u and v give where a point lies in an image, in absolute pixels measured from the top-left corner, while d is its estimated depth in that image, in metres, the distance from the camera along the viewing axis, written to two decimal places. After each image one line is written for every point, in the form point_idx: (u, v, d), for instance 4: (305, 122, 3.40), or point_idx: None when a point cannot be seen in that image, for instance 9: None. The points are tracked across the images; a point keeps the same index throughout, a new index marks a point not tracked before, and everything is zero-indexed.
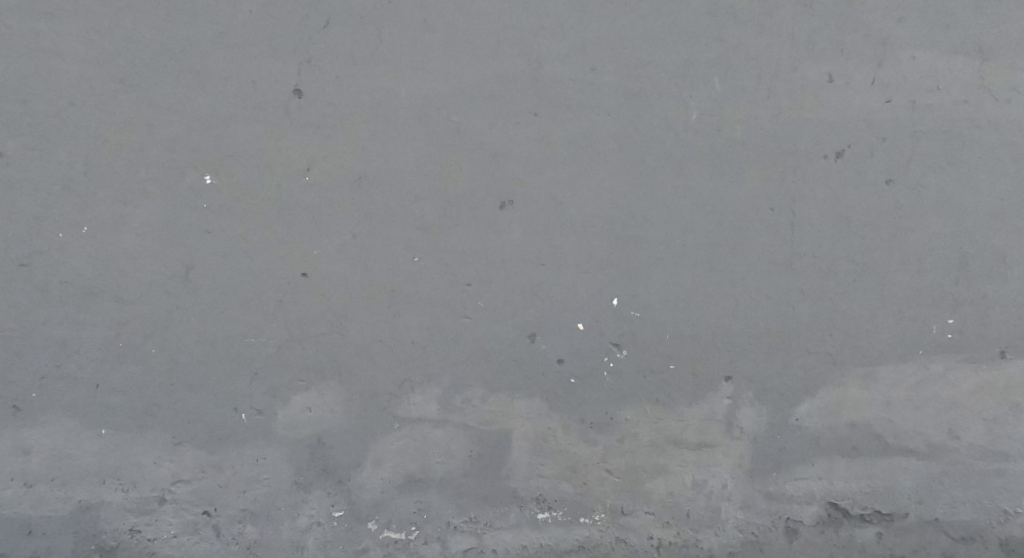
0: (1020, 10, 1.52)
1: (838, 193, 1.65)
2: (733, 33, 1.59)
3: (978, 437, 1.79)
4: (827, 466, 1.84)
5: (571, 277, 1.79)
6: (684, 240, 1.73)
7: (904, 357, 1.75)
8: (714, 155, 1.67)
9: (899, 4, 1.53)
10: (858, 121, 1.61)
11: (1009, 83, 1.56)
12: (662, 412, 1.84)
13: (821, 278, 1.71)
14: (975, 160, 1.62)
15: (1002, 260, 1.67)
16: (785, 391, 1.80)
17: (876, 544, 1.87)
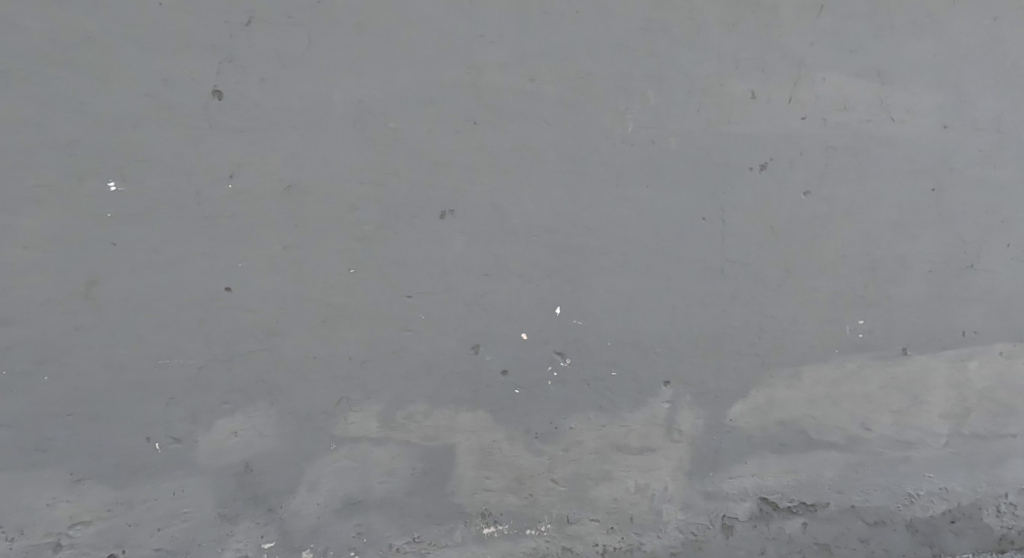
0: (915, 38, 1.69)
1: (763, 204, 1.77)
2: (665, 50, 1.67)
3: (888, 428, 1.95)
4: (758, 463, 1.95)
5: (514, 286, 1.80)
6: (624, 248, 1.79)
7: (824, 356, 1.88)
8: (650, 166, 1.74)
9: (813, 28, 1.66)
10: (778, 137, 1.73)
11: (905, 104, 1.74)
12: (605, 419, 1.88)
13: (749, 284, 1.81)
14: (879, 174, 1.78)
15: (904, 265, 1.83)
16: (720, 393, 1.89)
17: (802, 534, 2.01)
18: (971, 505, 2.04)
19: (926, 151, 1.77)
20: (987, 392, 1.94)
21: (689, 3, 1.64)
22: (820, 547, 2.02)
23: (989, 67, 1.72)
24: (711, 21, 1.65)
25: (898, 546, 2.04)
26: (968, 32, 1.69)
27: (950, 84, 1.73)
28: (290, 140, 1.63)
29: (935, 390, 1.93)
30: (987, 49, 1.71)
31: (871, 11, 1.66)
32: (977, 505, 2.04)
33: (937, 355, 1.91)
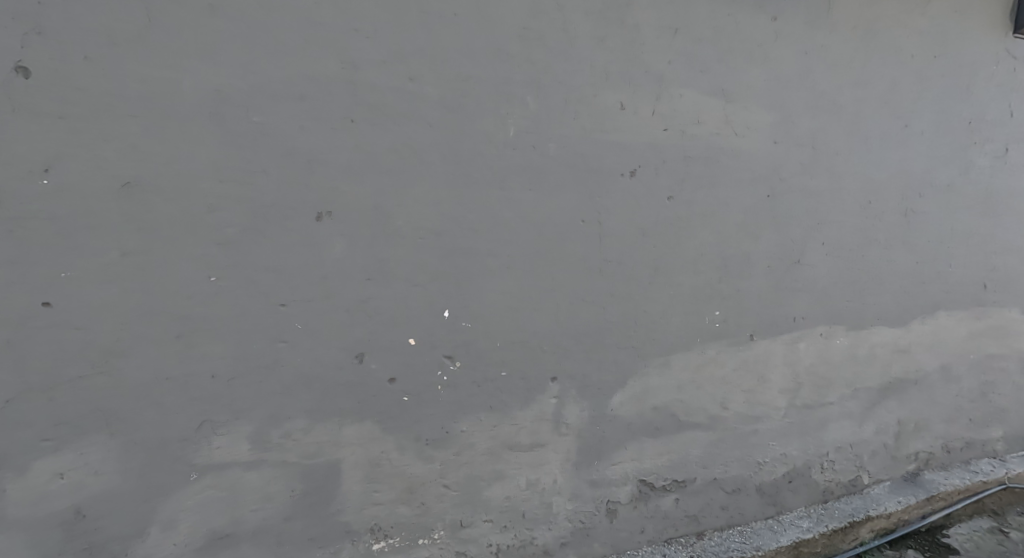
0: (748, 65, 1.97)
1: (636, 207, 1.94)
2: (541, 59, 1.79)
3: (742, 406, 2.20)
4: (636, 448, 2.09)
5: (400, 290, 1.75)
6: (510, 250, 1.84)
7: (688, 345, 2.09)
8: (531, 170, 1.82)
9: (668, 49, 1.89)
10: (644, 146, 1.91)
11: (745, 121, 2.00)
12: (496, 419, 1.91)
13: (624, 281, 1.97)
14: (727, 181, 2.02)
15: (750, 262, 2.10)
16: (601, 385, 2.01)
17: (675, 509, 2.17)
18: (805, 465, 2.32)
19: (762, 162, 2.05)
20: (814, 367, 2.28)
21: (561, 16, 1.79)
22: (689, 518, 2.18)
23: (804, 93, 2.06)
24: (582, 35, 1.81)
25: (751, 508, 2.27)
26: (786, 62, 2.01)
27: (777, 105, 2.03)
28: (131, 130, 1.43)
29: (776, 370, 2.22)
30: (800, 78, 2.05)
31: (713, 37, 1.92)
32: (810, 465, 2.33)
33: (776, 339, 2.20)
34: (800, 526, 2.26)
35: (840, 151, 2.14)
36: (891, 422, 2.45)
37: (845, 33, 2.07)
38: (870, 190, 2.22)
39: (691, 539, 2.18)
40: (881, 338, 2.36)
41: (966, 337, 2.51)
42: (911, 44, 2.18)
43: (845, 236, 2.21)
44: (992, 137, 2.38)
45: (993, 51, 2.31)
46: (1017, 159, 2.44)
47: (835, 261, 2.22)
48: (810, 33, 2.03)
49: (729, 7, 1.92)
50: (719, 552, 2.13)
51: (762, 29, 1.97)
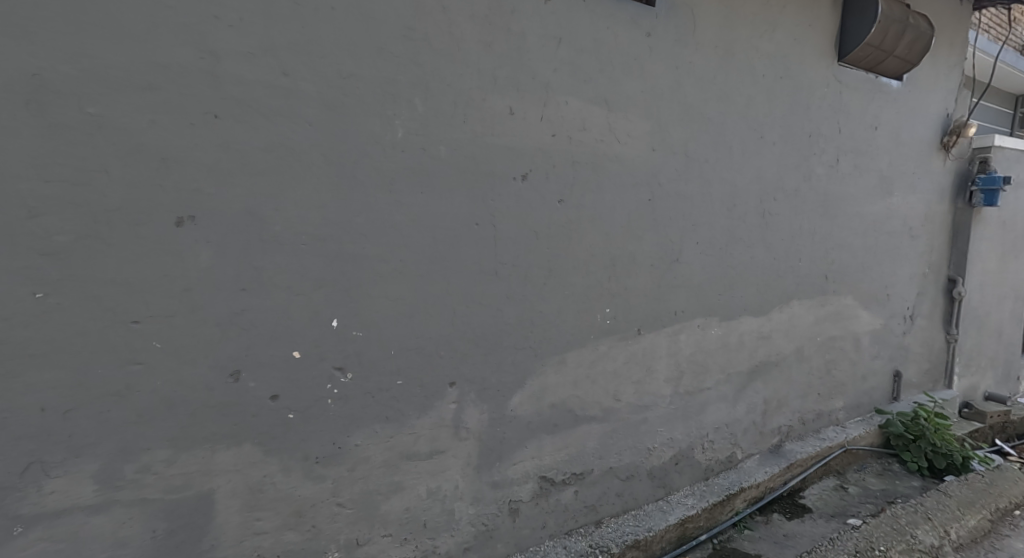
0: (624, 77, 2.13)
1: (526, 211, 2.01)
2: (428, 60, 1.79)
3: (632, 396, 2.34)
4: (536, 446, 2.14)
5: (282, 300, 1.64)
6: (403, 255, 1.81)
7: (581, 342, 2.18)
8: (421, 173, 1.81)
9: (552, 59, 1.99)
10: (532, 151, 1.99)
11: (624, 129, 2.15)
12: (392, 430, 1.87)
13: (519, 283, 2.03)
14: (610, 185, 2.15)
15: (634, 261, 2.26)
16: (500, 386, 2.04)
17: (574, 501, 2.24)
18: (688, 447, 2.53)
19: (641, 169, 2.21)
20: (693, 356, 2.49)
21: (447, 20, 1.80)
22: (588, 509, 2.27)
23: (675, 105, 2.25)
24: (469, 40, 1.85)
25: (643, 492, 2.41)
26: (658, 76, 2.20)
27: (652, 116, 2.21)
28: None
29: (661, 360, 2.39)
30: (671, 91, 2.24)
31: (594, 48, 2.06)
32: (692, 447, 2.54)
33: (660, 332, 2.37)
34: (687, 503, 2.43)
35: (708, 159, 2.37)
36: (758, 401, 2.74)
37: (706, 53, 2.31)
38: (734, 194, 2.48)
39: (590, 528, 2.27)
40: (747, 326, 2.64)
41: (812, 322, 2.88)
42: (762, 66, 2.47)
43: (715, 236, 2.45)
44: (826, 150, 2.77)
45: (824, 76, 2.70)
46: (845, 169, 2.86)
47: (707, 259, 2.45)
48: (678, 51, 2.23)
49: (607, 22, 2.07)
50: (616, 537, 2.23)
51: (638, 44, 2.14)
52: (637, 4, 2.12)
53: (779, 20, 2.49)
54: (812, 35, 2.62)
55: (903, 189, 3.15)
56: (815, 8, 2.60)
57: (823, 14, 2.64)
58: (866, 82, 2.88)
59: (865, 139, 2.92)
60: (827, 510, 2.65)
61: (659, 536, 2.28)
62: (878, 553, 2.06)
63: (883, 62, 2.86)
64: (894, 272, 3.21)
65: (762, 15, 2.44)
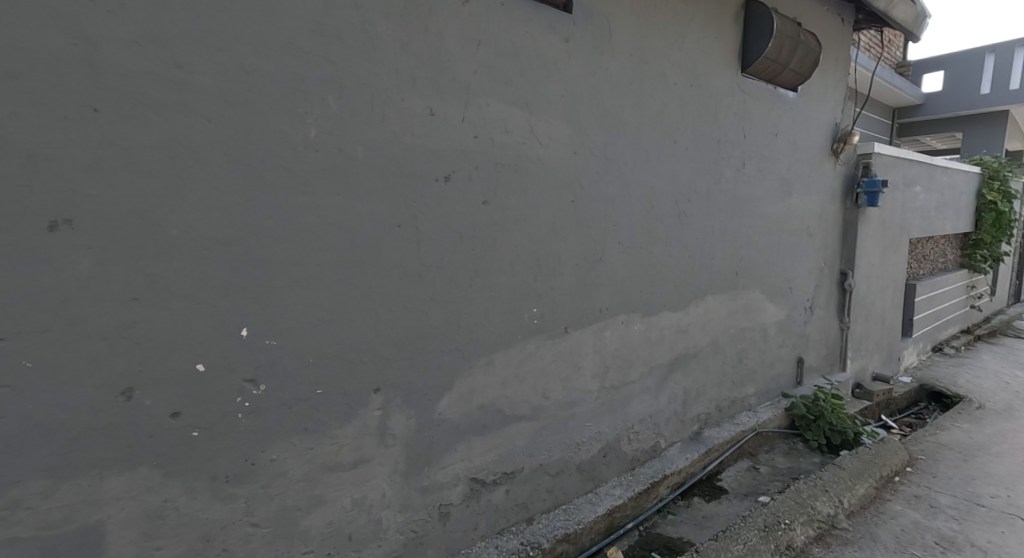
0: (544, 80, 2.17)
1: (450, 212, 2.00)
2: (340, 57, 1.72)
3: (560, 393, 2.38)
4: (465, 448, 2.12)
5: (181, 309, 1.52)
6: (320, 258, 1.74)
7: (509, 342, 2.19)
8: (337, 173, 1.75)
9: (472, 60, 1.99)
10: (454, 152, 1.98)
11: (546, 131, 2.19)
12: (312, 442, 1.78)
13: (444, 285, 2.01)
14: (535, 186, 2.18)
15: (559, 261, 2.30)
16: (427, 390, 2.01)
17: (505, 500, 2.25)
18: (615, 439, 2.61)
19: (564, 170, 2.26)
20: (617, 351, 2.57)
21: (360, 15, 1.74)
22: (518, 507, 2.29)
23: (595, 110, 2.32)
24: (385, 38, 1.80)
25: (572, 486, 2.46)
26: (577, 81, 2.26)
27: (572, 119, 2.26)
28: None
29: (587, 356, 2.45)
30: (590, 96, 2.31)
31: (513, 51, 2.08)
32: (619, 439, 2.62)
33: (586, 329, 2.44)
34: (614, 494, 2.51)
35: (627, 162, 2.47)
36: (677, 392, 2.88)
37: (622, 60, 2.40)
38: (652, 196, 2.60)
39: (521, 526, 2.29)
40: (667, 320, 2.77)
41: (725, 315, 3.07)
42: (673, 74, 2.61)
43: (635, 235, 2.55)
44: (733, 154, 2.97)
45: (729, 85, 2.89)
46: (750, 172, 3.08)
47: (629, 257, 2.54)
48: (595, 57, 2.31)
49: (526, 25, 2.10)
50: (547, 533, 2.26)
51: (556, 49, 2.19)
52: (555, 10, 2.16)
53: (688, 32, 2.64)
54: (717, 48, 2.79)
55: (800, 191, 3.43)
56: (719, 22, 2.78)
57: (727, 28, 2.83)
58: (766, 92, 3.12)
59: (767, 145, 3.16)
60: (740, 489, 2.84)
61: (588, 528, 2.34)
62: (784, 527, 2.25)
63: (779, 74, 3.10)
64: (795, 267, 3.49)
65: (672, 27, 2.57)
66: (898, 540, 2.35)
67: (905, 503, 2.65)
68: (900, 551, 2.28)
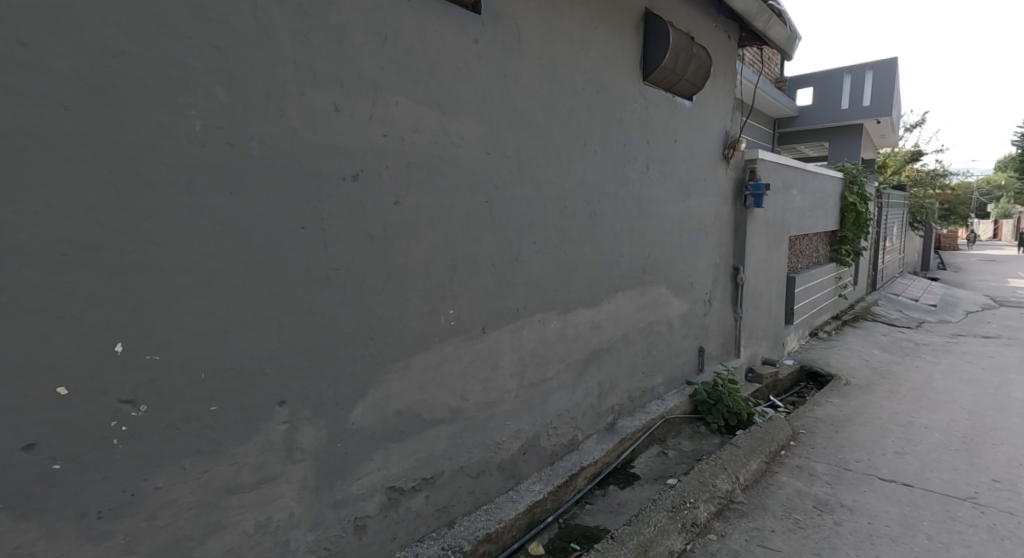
0: (453, 81, 2.16)
1: (359, 212, 1.93)
2: (229, 45, 1.60)
3: (479, 394, 2.37)
4: (381, 456, 2.06)
5: (35, 323, 1.34)
6: (211, 263, 1.60)
7: (425, 345, 2.16)
8: (229, 171, 1.62)
9: (378, 56, 1.93)
10: (361, 150, 1.92)
11: (457, 132, 2.19)
12: (205, 464, 1.63)
13: (354, 289, 1.94)
14: (447, 186, 2.17)
15: (474, 261, 2.30)
16: (338, 399, 1.93)
17: (425, 506, 2.20)
18: (534, 435, 2.65)
19: (477, 170, 2.27)
20: (536, 349, 2.61)
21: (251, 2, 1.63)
22: (438, 512, 2.25)
23: (506, 111, 2.36)
24: (280, 27, 1.70)
25: (493, 486, 2.46)
26: (488, 82, 2.28)
27: (484, 120, 2.28)
28: None
29: (505, 356, 2.47)
30: (501, 97, 2.34)
31: (421, 50, 2.05)
32: (538, 435, 2.67)
33: (504, 329, 2.45)
34: (534, 489, 2.55)
35: (539, 163, 2.53)
36: (593, 385, 2.99)
37: (532, 63, 2.45)
38: (565, 196, 2.68)
39: (442, 530, 2.25)
40: (582, 317, 2.86)
41: (635, 310, 3.23)
42: (581, 79, 2.71)
43: (549, 235, 2.62)
44: (638, 158, 3.14)
45: (633, 92, 3.05)
46: (653, 175, 3.28)
47: (544, 257, 2.60)
48: (505, 59, 2.34)
49: (433, 24, 2.08)
50: (468, 535, 2.24)
51: (466, 49, 2.19)
52: (463, 10, 2.16)
53: (594, 38, 2.76)
54: (620, 56, 2.94)
55: (698, 193, 3.70)
56: (622, 31, 2.93)
57: (629, 37, 2.99)
58: (666, 100, 3.33)
59: (667, 150, 3.37)
60: (652, 473, 2.99)
61: (509, 525, 2.36)
62: (689, 505, 2.42)
63: (677, 84, 3.33)
64: (695, 264, 3.74)
65: (579, 33, 2.67)
66: (784, 507, 2.61)
67: (790, 473, 2.96)
68: (786, 516, 2.53)
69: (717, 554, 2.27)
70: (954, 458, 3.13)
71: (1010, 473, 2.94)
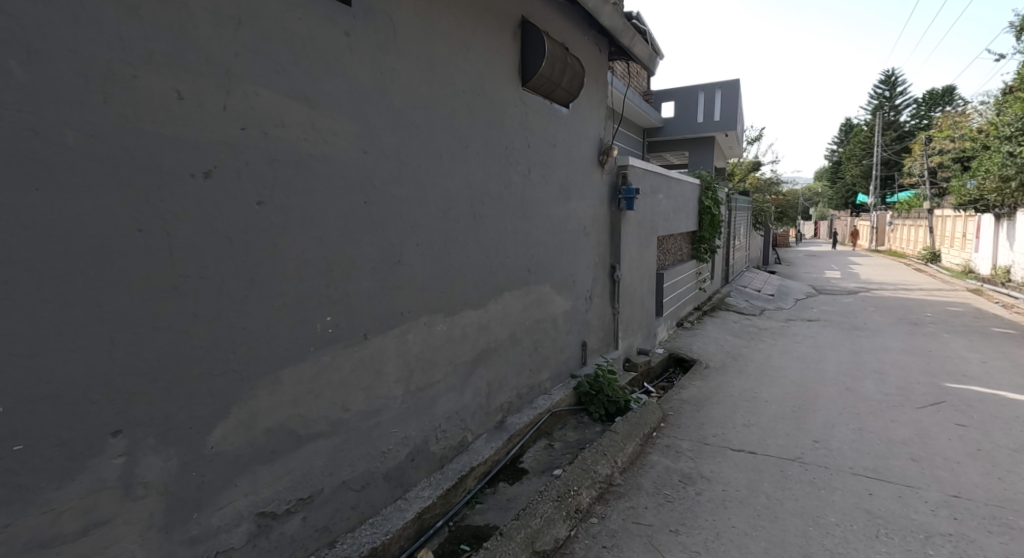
0: (323, 74, 2.01)
1: (214, 211, 1.71)
2: (30, 14, 1.35)
3: (362, 404, 2.24)
4: (249, 481, 1.85)
5: None
6: (9, 272, 1.33)
7: (299, 357, 1.99)
8: (30, 162, 1.35)
9: (232, 40, 1.73)
10: (215, 142, 1.70)
11: (329, 128, 2.04)
12: (7, 516, 1.35)
13: (211, 300, 1.71)
14: (318, 183, 2.01)
15: (353, 264, 2.17)
16: (192, 422, 1.69)
17: (302, 529, 2.02)
18: (422, 441, 2.57)
19: (354, 169, 2.14)
20: (421, 353, 2.54)
21: None
22: (318, 533, 2.08)
23: (382, 109, 2.25)
24: None
25: (379, 497, 2.34)
26: (362, 78, 2.16)
27: (359, 118, 2.16)
28: None
29: (390, 362, 2.36)
30: (377, 95, 2.23)
31: (283, 38, 1.87)
32: (426, 440, 2.59)
33: (387, 334, 2.34)
34: (423, 496, 2.48)
35: (420, 165, 2.46)
36: (481, 386, 2.98)
37: (408, 61, 2.37)
38: (447, 197, 2.64)
39: (323, 552, 2.09)
40: (467, 319, 2.83)
41: (521, 309, 3.28)
42: (459, 81, 2.68)
43: (433, 237, 2.56)
44: (519, 161, 3.19)
45: (511, 97, 3.09)
46: (535, 178, 3.36)
47: (428, 259, 2.53)
48: (381, 55, 2.24)
49: (298, 12, 1.91)
50: (352, 552, 2.11)
51: (337, 42, 2.05)
52: (332, 0, 2.02)
53: (472, 41, 2.75)
54: (499, 61, 2.97)
55: (577, 196, 3.87)
56: (499, 36, 2.96)
57: (506, 43, 3.02)
58: (544, 106, 3.42)
59: (547, 153, 3.47)
60: (540, 466, 3.07)
61: (396, 536, 2.26)
62: (573, 493, 2.53)
63: (554, 91, 3.43)
64: (576, 263, 3.91)
65: (456, 34, 2.64)
66: (655, 484, 2.85)
67: (660, 452, 3.24)
68: (657, 492, 2.77)
69: (597, 536, 2.41)
70: (785, 425, 3.66)
71: (826, 434, 3.52)
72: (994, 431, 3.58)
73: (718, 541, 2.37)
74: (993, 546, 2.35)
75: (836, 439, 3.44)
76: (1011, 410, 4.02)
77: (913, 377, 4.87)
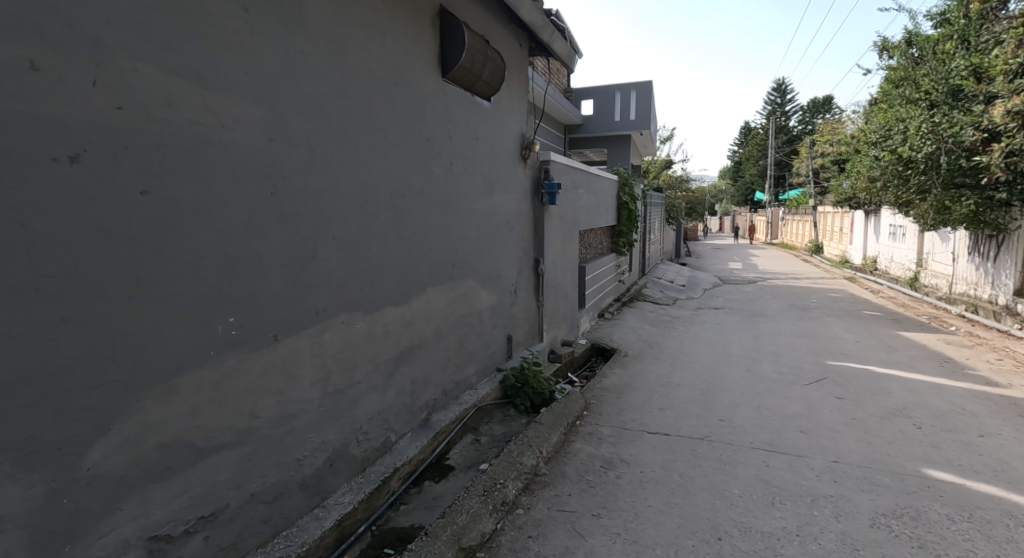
0: (217, 53, 1.84)
1: (85, 202, 1.51)
2: None
3: (272, 409, 2.09)
4: (139, 503, 1.67)
5: None
6: None
7: (196, 362, 1.81)
8: None
9: (102, 8, 1.53)
10: (84, 123, 1.51)
11: (227, 111, 1.87)
12: None
13: (84, 301, 1.52)
14: (215, 172, 1.84)
15: (258, 261, 2.01)
16: (61, 442, 1.49)
17: (205, 550, 1.86)
18: (342, 445, 2.46)
19: (258, 159, 1.99)
20: (340, 353, 2.42)
21: None
22: (223, 553, 1.92)
23: (290, 94, 2.12)
24: None
25: (294, 508, 2.20)
26: (264, 60, 2.01)
27: (263, 103, 2.01)
28: None
29: (304, 364, 2.23)
30: (282, 80, 2.09)
31: (168, 9, 1.69)
32: (347, 444, 2.48)
33: (301, 335, 2.21)
34: (343, 502, 2.36)
35: (334, 155, 2.34)
36: (405, 384, 2.90)
37: (316, 43, 2.23)
38: (365, 190, 2.53)
39: None
40: (388, 316, 2.73)
41: (445, 305, 3.23)
42: (376, 69, 2.58)
43: (349, 232, 2.45)
44: (441, 154, 3.14)
45: (432, 87, 3.03)
46: (457, 172, 3.32)
47: (345, 255, 2.42)
48: (285, 35, 2.09)
49: None
50: None
51: (234, 18, 1.89)
52: None
53: (388, 28, 2.65)
54: (417, 50, 2.89)
55: (501, 191, 3.87)
56: (418, 24, 2.88)
57: (425, 32, 2.96)
58: (464, 98, 3.38)
59: (469, 147, 3.44)
60: (466, 462, 3.04)
61: (313, 547, 2.14)
62: (499, 487, 2.54)
63: (474, 84, 3.41)
64: (501, 257, 3.91)
65: (371, 20, 2.53)
66: (578, 472, 2.93)
67: (583, 440, 3.35)
68: (580, 479, 2.84)
69: (523, 527, 2.44)
70: (696, 407, 3.91)
71: (731, 413, 3.81)
72: (866, 402, 4.07)
73: (636, 521, 2.49)
74: (865, 504, 2.66)
75: (739, 418, 3.73)
76: (877, 383, 4.58)
77: (800, 357, 5.39)
